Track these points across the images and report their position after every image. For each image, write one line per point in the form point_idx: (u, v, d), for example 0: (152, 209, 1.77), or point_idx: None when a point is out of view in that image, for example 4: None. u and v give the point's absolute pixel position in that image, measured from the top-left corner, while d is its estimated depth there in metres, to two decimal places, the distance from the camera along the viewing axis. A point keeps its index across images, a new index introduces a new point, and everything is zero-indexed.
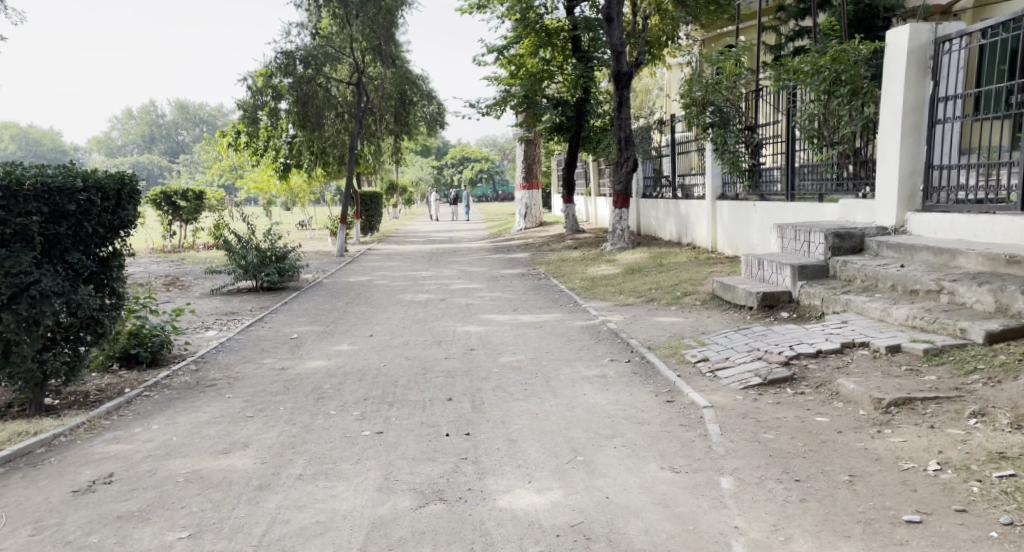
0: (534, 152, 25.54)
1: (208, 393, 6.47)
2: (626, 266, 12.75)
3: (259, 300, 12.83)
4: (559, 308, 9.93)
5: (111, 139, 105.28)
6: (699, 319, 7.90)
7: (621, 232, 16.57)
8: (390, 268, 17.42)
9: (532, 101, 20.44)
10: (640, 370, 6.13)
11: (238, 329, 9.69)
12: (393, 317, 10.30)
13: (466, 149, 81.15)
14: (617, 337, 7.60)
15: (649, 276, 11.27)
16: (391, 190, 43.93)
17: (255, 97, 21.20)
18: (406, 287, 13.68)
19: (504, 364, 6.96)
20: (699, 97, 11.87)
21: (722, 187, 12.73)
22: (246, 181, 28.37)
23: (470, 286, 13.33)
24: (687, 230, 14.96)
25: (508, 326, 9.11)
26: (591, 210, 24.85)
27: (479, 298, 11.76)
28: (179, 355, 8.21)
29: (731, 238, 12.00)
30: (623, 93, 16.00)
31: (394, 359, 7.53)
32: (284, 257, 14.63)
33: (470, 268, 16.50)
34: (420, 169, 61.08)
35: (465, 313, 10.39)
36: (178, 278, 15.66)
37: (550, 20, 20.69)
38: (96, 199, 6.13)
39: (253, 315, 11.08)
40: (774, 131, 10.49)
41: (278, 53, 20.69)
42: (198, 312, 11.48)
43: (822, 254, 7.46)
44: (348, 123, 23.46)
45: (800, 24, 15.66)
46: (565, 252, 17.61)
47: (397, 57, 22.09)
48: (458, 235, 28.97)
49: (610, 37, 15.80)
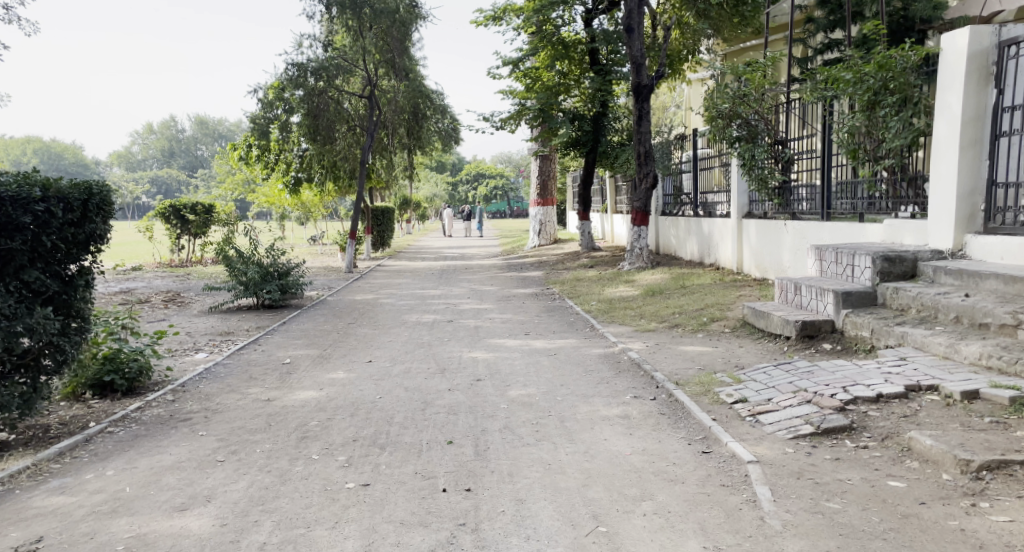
0: (549, 168, 24.84)
1: (180, 432, 5.80)
2: (645, 287, 12.02)
3: (258, 319, 12.21)
4: (574, 333, 9.19)
5: (130, 153, 106.26)
6: (730, 351, 7.15)
7: (639, 251, 15.84)
8: (397, 286, 16.76)
9: (547, 115, 19.82)
10: (668, 411, 5.35)
11: (228, 352, 9.03)
12: (394, 341, 9.61)
13: (480, 165, 80.72)
14: (639, 370, 6.85)
15: (671, 298, 10.51)
16: (404, 205, 43.43)
17: (265, 109, 20.71)
18: (412, 306, 13.00)
19: (512, 398, 6.23)
20: (726, 110, 11.18)
21: (749, 205, 12.03)
22: (256, 196, 27.90)
23: (480, 306, 12.60)
24: (710, 249, 14.22)
25: (518, 352, 8.38)
26: (608, 227, 24.11)
27: (489, 319, 11.05)
28: (159, 382, 7.58)
29: (759, 259, 11.26)
30: (643, 106, 15.35)
31: (392, 390, 6.82)
32: (286, 273, 13.99)
33: (481, 287, 15.81)
34: (434, 184, 60.63)
35: (473, 337, 9.67)
36: (178, 295, 15.08)
37: (568, 32, 20.10)
38: (56, 211, 5.64)
39: (249, 336, 10.42)
40: (808, 145, 9.81)
41: (289, 65, 20.20)
42: (191, 331, 10.84)
43: (868, 280, 6.67)
44: (359, 137, 22.87)
45: (829, 36, 14.97)
46: (580, 271, 16.89)
47: (410, 70, 21.53)
48: (470, 252, 28.30)
49: (629, 48, 15.18)
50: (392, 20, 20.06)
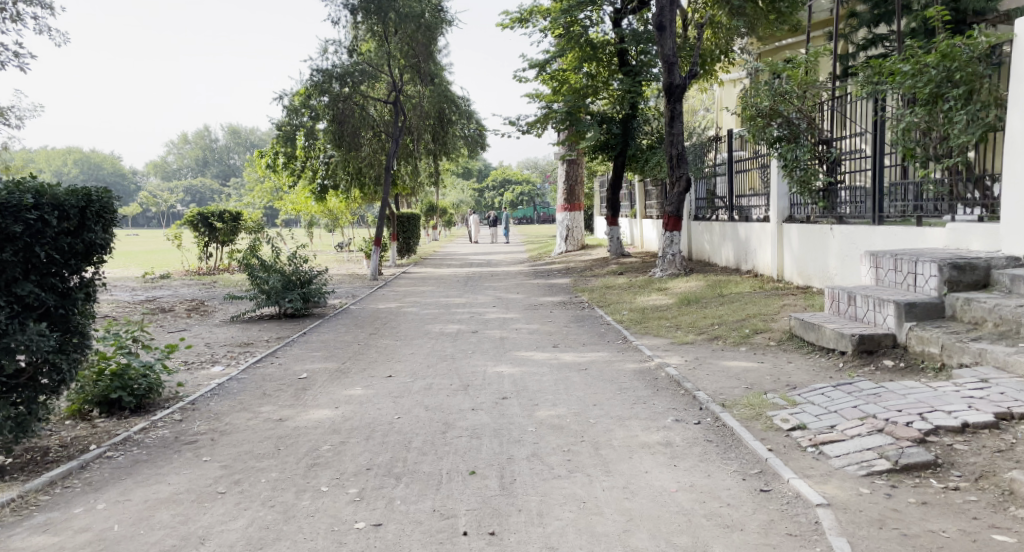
0: (576, 173, 24.25)
1: (183, 456, 5.36)
2: (680, 296, 11.44)
3: (278, 328, 11.81)
4: (606, 346, 8.64)
5: (163, 163, 107.84)
6: (780, 371, 6.57)
7: (672, 257, 15.27)
8: (421, 294, 16.32)
9: (575, 118, 19.29)
10: (717, 439, 4.79)
11: (245, 364, 8.60)
12: (416, 353, 9.13)
13: (507, 171, 80.30)
14: (680, 388, 6.29)
15: (710, 308, 9.93)
16: (430, 212, 43.18)
17: (291, 117, 20.49)
18: (436, 316, 12.52)
19: (541, 420, 5.71)
20: (767, 108, 10.79)
21: (791, 209, 11.54)
22: (283, 203, 27.74)
23: (506, 315, 12.08)
24: (746, 255, 13.72)
25: (546, 367, 7.87)
26: (637, 232, 23.54)
27: (515, 330, 10.53)
28: (170, 398, 7.05)
29: (802, 265, 10.84)
30: (675, 106, 14.82)
31: (411, 409, 6.32)
32: (308, 282, 13.59)
33: (507, 294, 15.31)
34: (461, 191, 60.48)
35: (499, 349, 9.16)
36: (200, 304, 14.77)
37: (596, 33, 19.59)
38: (50, 218, 5.26)
39: (268, 347, 10.01)
40: (858, 144, 9.23)
41: (314, 71, 19.92)
42: (208, 342, 10.46)
43: (934, 289, 6.07)
44: (383, 142, 22.48)
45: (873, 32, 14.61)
46: (610, 278, 16.33)
47: (435, 74, 21.07)
48: (496, 258, 27.85)
49: (661, 46, 14.61)
50: (417, 25, 19.69)
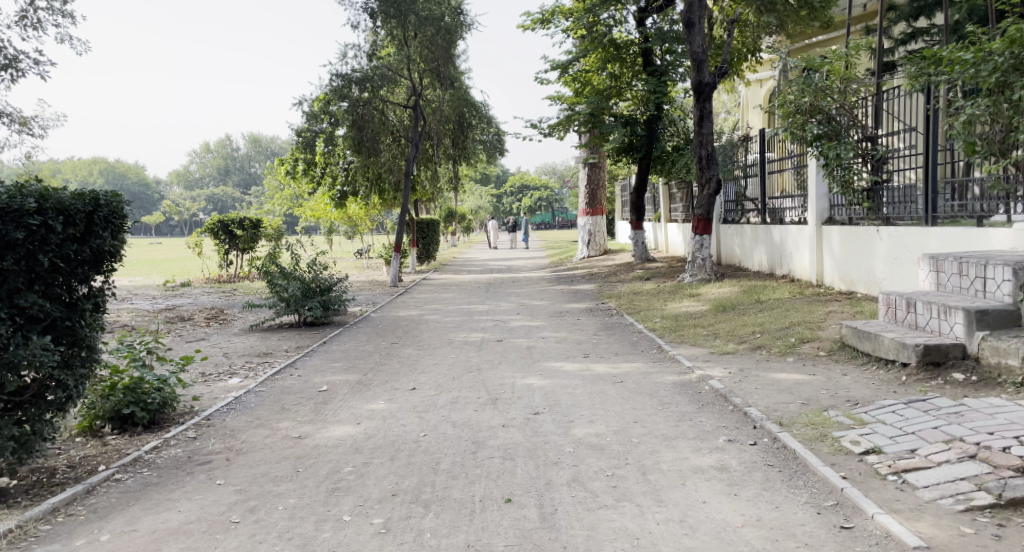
0: (598, 176, 23.85)
1: (195, 478, 4.96)
2: (715, 303, 10.97)
3: (297, 337, 11.45)
4: (641, 356, 8.19)
5: (185, 172, 108.68)
6: (836, 388, 6.10)
7: (702, 262, 14.82)
8: (443, 301, 15.91)
9: (598, 119, 18.86)
10: (779, 462, 4.34)
11: (266, 375, 8.24)
12: (440, 364, 8.71)
13: (525, 176, 79.93)
14: (727, 404, 5.83)
15: (748, 317, 9.47)
16: (449, 218, 42.88)
17: (311, 123, 20.20)
18: (459, 324, 12.10)
19: (579, 439, 5.26)
20: (807, 104, 10.73)
21: (831, 210, 11.40)
22: (303, 210, 27.52)
23: (531, 323, 11.65)
24: (782, 259, 13.40)
25: (579, 378, 7.42)
26: (662, 237, 23.07)
27: (543, 339, 10.09)
28: (185, 413, 6.62)
29: (845, 269, 10.65)
30: (705, 105, 14.44)
31: (437, 425, 5.90)
32: (328, 289, 13.24)
33: (531, 301, 14.88)
34: (479, 197, 60.21)
35: (527, 359, 8.72)
36: (219, 312, 14.46)
37: (619, 33, 19.16)
38: (54, 224, 4.90)
39: (287, 356, 9.65)
40: (910, 140, 9.16)
41: (333, 76, 19.63)
42: (226, 352, 10.11)
43: (1007, 295, 5.62)
44: (403, 147, 22.08)
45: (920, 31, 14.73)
46: (637, 284, 15.85)
47: (456, 78, 20.78)
48: (517, 264, 27.42)
49: (690, 44, 14.35)
50: (437, 28, 19.38)
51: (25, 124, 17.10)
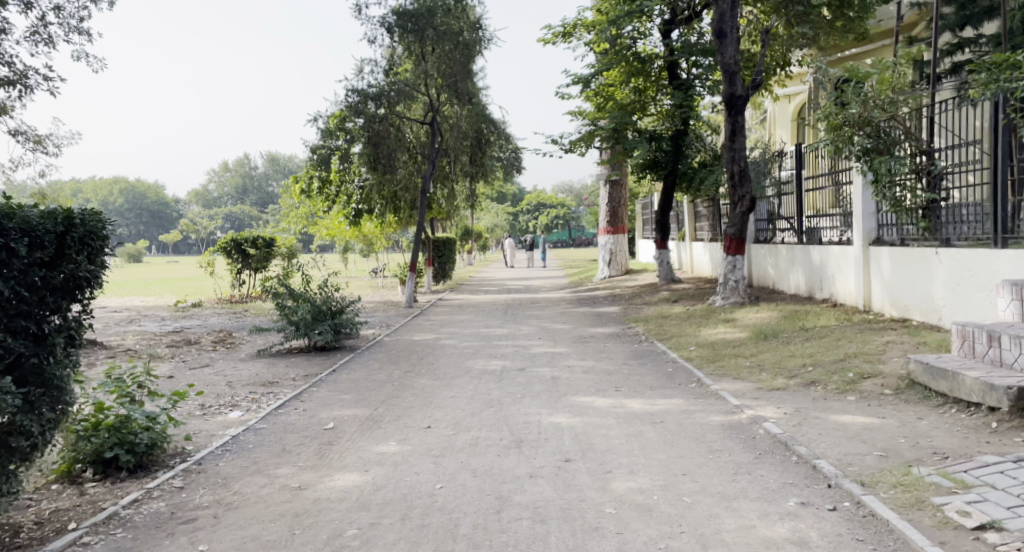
0: (620, 194, 23.19)
1: (174, 541, 4.22)
2: (754, 330, 10.20)
3: (307, 364, 10.78)
4: (680, 392, 7.43)
5: (204, 191, 109.22)
6: (914, 436, 5.32)
7: (734, 283, 14.10)
8: (460, 324, 15.18)
9: (621, 135, 18.20)
10: (872, 539, 3.63)
11: (274, 405, 7.56)
12: (458, 397, 7.99)
13: (541, 195, 79.48)
14: (790, 455, 5.07)
15: (794, 347, 8.69)
16: (465, 236, 42.24)
17: (327, 139, 19.92)
18: (478, 350, 11.40)
19: (620, 496, 4.51)
20: (856, 115, 10.13)
21: (878, 230, 10.70)
22: (317, 228, 26.99)
23: (555, 350, 10.93)
24: (822, 282, 12.68)
25: (613, 417, 6.67)
26: (687, 256, 22.33)
27: (568, 368, 9.35)
28: (178, 454, 5.67)
29: (896, 293, 9.99)
30: (737, 118, 13.76)
31: (456, 473, 5.16)
32: (340, 312, 12.56)
33: (553, 325, 14.13)
34: (496, 216, 59.62)
35: (553, 392, 7.98)
36: (228, 336, 13.82)
37: (644, 46, 18.50)
38: (16, 248, 4.27)
39: (294, 385, 8.96)
40: (973, 155, 8.65)
41: (349, 92, 19.11)
42: (230, 379, 9.43)
43: None
44: (421, 165, 21.41)
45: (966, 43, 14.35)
46: (664, 307, 15.08)
47: (474, 94, 20.23)
48: (536, 284, 26.73)
49: (721, 55, 13.73)
50: (455, 43, 18.85)
51: (39, 143, 16.70)
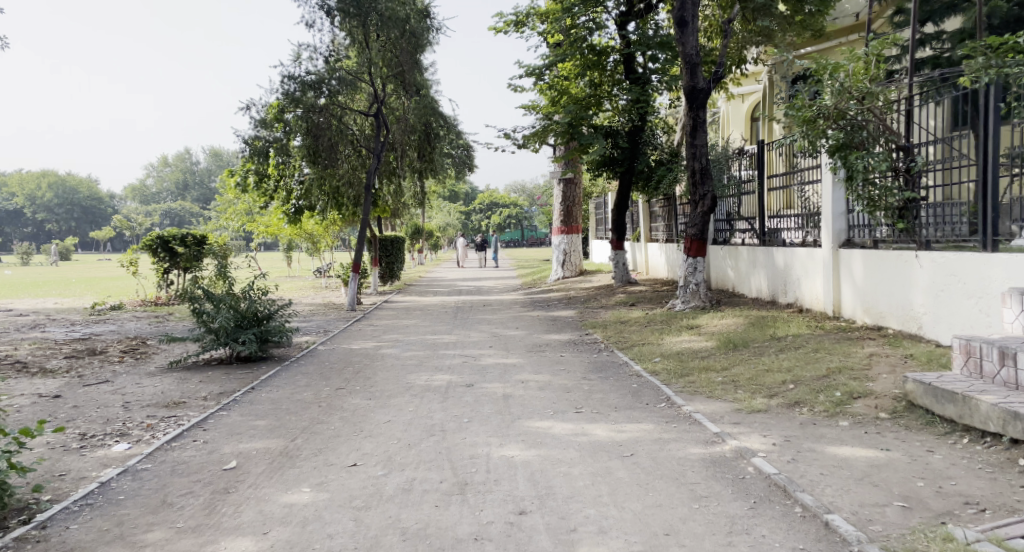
0: (574, 192, 22.37)
1: None
2: (722, 339, 9.37)
3: (224, 380, 9.65)
4: (649, 416, 6.52)
5: (143, 186, 105.62)
6: (933, 476, 4.45)
7: (695, 287, 13.30)
8: (405, 329, 14.12)
9: (576, 130, 17.25)
10: None
11: (164, 438, 6.75)
12: (394, 422, 6.93)
13: (493, 194, 78.60)
14: (792, 504, 4.17)
15: (769, 360, 7.86)
16: (415, 235, 41.00)
17: (264, 130, 18.62)
18: (421, 360, 10.33)
19: None
20: (831, 106, 8.95)
21: (849, 231, 9.92)
22: (255, 225, 25.58)
23: (506, 361, 9.95)
24: (787, 285, 11.91)
25: (574, 449, 5.72)
26: (643, 256, 21.61)
27: (520, 384, 8.37)
28: (21, 508, 4.86)
29: (870, 300, 9.20)
30: (699, 113, 12.93)
31: (380, 537, 4.16)
32: (266, 319, 11.37)
33: (505, 331, 13.17)
34: (447, 214, 58.44)
35: (503, 415, 6.97)
36: (143, 347, 12.58)
37: (600, 38, 17.63)
38: None
39: (203, 410, 7.85)
40: (958, 149, 7.78)
41: (286, 79, 17.80)
42: (128, 404, 8.41)
43: None
44: (364, 159, 20.21)
45: (936, 33, 13.65)
46: (621, 311, 14.26)
47: (422, 84, 19.12)
48: (489, 284, 25.77)
49: (683, 44, 12.86)
50: (401, 30, 17.73)
51: None
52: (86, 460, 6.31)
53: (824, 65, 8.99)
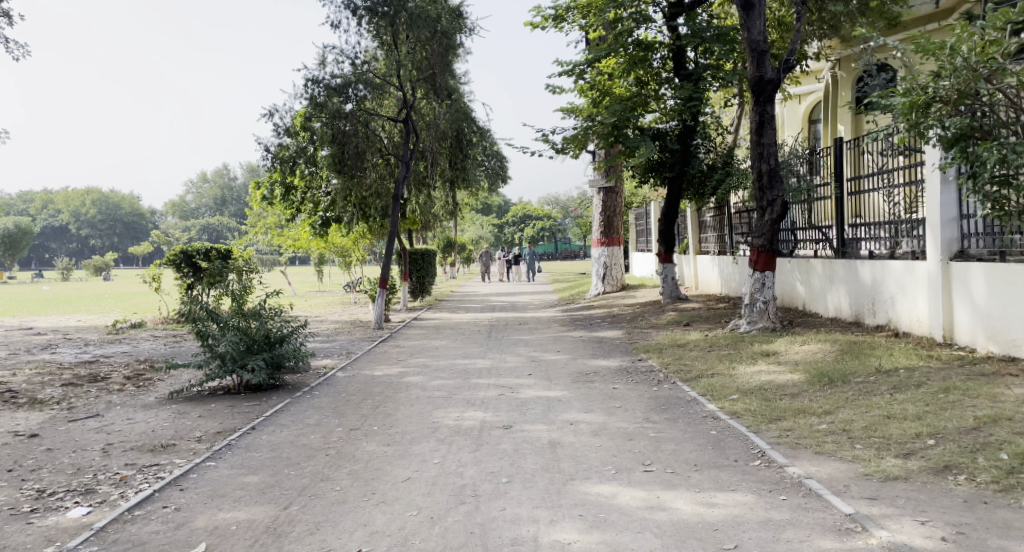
0: (616, 202, 20.91)
1: None
2: (814, 372, 7.79)
3: (227, 415, 8.31)
4: (748, 482, 5.00)
5: (183, 203, 106.67)
6: None
7: (763, 305, 11.71)
8: (435, 351, 12.72)
9: (622, 132, 15.64)
10: None
11: (132, 498, 5.32)
12: (416, 480, 5.51)
13: (527, 205, 77.43)
14: None
15: (884, 404, 6.30)
16: (447, 248, 39.77)
17: (290, 139, 17.55)
18: (452, 392, 8.91)
19: None
20: (950, 89, 7.21)
21: (963, 241, 8.54)
22: (283, 239, 24.52)
23: (550, 394, 8.49)
24: (875, 304, 10.34)
25: (654, 535, 4.23)
26: (691, 270, 20.06)
27: (569, 427, 6.88)
28: None
29: (1001, 323, 7.73)
30: (767, 108, 11.43)
31: None
32: (278, 342, 10.00)
33: (546, 354, 11.70)
34: (480, 228, 57.39)
35: (553, 473, 5.49)
36: (147, 374, 11.33)
37: (646, 33, 16.08)
38: None
39: (189, 458, 6.43)
40: None
41: (311, 83, 16.56)
42: (107, 447, 7.02)
43: None
44: (393, 167, 18.95)
45: None
46: (676, 332, 12.72)
47: (453, 88, 17.84)
48: (525, 300, 24.32)
49: (747, 30, 11.38)
50: (432, 31, 16.48)
51: None
52: (29, 532, 4.87)
53: (941, 44, 7.08)
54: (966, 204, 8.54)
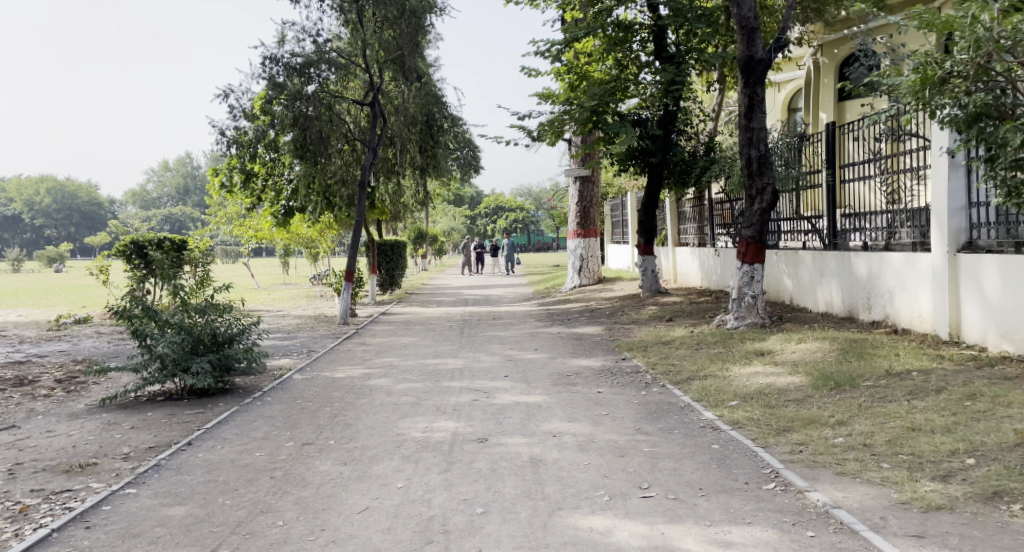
0: (592, 191, 20.17)
1: None
2: (816, 375, 7.09)
3: (164, 426, 7.40)
4: (764, 512, 4.25)
5: (146, 193, 103.94)
6: None
7: (751, 300, 11.04)
8: (402, 350, 11.87)
9: (601, 117, 14.87)
10: None
11: (29, 538, 4.42)
12: (376, 510, 4.70)
13: (499, 197, 76.46)
14: None
15: (904, 414, 5.63)
16: (417, 239, 38.73)
17: (250, 123, 16.53)
18: (420, 397, 8.10)
19: None
20: (967, 63, 6.15)
21: (971, 232, 7.91)
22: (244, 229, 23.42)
23: (528, 399, 7.72)
24: (871, 298, 9.70)
25: None
26: (670, 262, 19.41)
27: (552, 440, 6.10)
28: None
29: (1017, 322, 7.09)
30: (756, 89, 10.70)
31: None
32: (226, 343, 9.08)
33: (521, 353, 10.92)
34: (452, 219, 56.35)
35: (536, 500, 4.72)
36: (82, 377, 10.32)
37: (626, 14, 15.29)
38: None
39: (109, 482, 5.53)
40: None
41: (270, 63, 15.52)
42: (16, 468, 6.07)
43: None
44: (359, 155, 17.96)
45: None
46: (658, 328, 12.02)
47: (423, 72, 16.91)
48: (498, 293, 23.53)
49: (737, 6, 10.65)
50: (400, 9, 15.51)
51: None
52: None
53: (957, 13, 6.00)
54: (976, 191, 7.88)
